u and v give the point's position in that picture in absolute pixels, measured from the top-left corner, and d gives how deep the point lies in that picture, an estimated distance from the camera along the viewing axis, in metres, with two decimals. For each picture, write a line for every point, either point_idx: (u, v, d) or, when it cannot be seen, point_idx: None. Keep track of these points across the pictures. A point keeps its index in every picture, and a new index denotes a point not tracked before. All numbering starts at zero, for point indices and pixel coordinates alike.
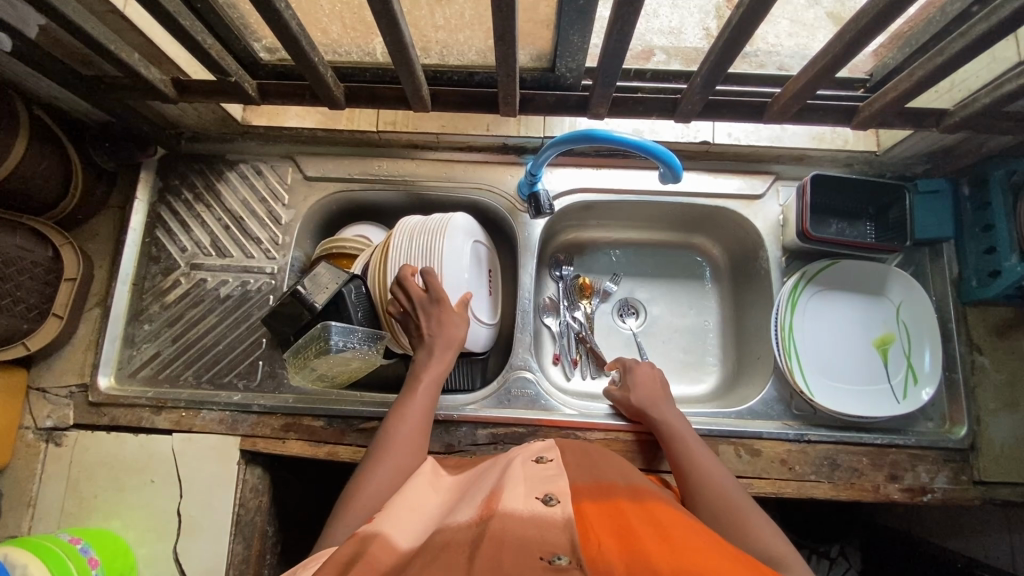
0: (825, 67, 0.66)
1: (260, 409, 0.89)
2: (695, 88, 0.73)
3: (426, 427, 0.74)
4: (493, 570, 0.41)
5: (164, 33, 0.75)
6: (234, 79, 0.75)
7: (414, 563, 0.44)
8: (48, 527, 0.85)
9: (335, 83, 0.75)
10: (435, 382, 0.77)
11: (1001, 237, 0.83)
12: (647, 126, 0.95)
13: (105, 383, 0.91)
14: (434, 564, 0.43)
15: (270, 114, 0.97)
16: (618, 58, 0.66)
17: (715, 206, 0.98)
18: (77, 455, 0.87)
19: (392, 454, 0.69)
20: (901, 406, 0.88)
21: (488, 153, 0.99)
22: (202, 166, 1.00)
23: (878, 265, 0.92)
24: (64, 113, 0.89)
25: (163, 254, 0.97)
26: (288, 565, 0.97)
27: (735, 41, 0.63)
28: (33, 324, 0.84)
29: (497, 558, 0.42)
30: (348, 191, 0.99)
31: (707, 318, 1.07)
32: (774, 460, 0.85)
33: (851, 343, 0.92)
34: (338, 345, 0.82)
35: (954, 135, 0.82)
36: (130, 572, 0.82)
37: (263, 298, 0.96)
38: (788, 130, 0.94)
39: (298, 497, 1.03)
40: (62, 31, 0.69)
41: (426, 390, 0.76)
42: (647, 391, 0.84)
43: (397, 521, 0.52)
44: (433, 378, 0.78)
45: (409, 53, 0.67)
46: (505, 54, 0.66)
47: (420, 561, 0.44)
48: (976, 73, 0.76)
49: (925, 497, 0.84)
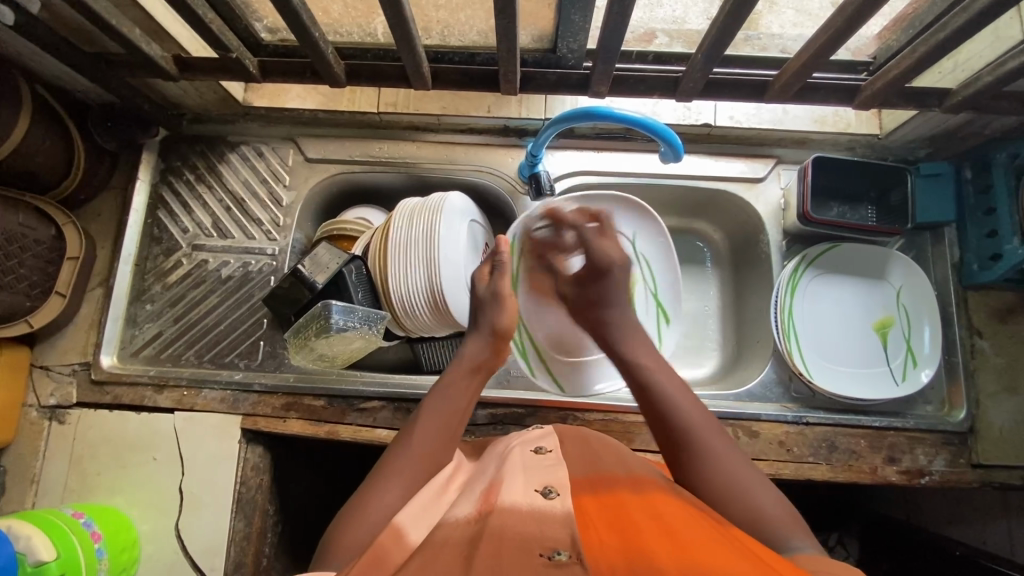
0: (826, 44, 0.65)
1: (260, 388, 0.89)
2: (696, 65, 0.72)
3: (460, 428, 0.67)
4: (492, 568, 0.41)
5: (165, 10, 0.76)
6: (235, 55, 0.75)
7: (411, 564, 0.44)
8: (51, 502, 0.86)
9: (335, 59, 0.75)
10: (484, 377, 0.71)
11: (1003, 220, 0.83)
12: (649, 108, 0.95)
13: (108, 362, 0.92)
14: (435, 564, 0.43)
15: (272, 95, 0.97)
16: (618, 34, 0.66)
17: (716, 189, 0.97)
18: (80, 433, 0.88)
19: (421, 457, 0.62)
20: (900, 388, 0.89)
21: (489, 135, 0.98)
22: (203, 148, 1.00)
23: (879, 250, 0.93)
24: (66, 92, 0.89)
25: (165, 235, 0.98)
26: (288, 544, 0.98)
27: (735, 18, 0.62)
28: (36, 302, 0.85)
29: (497, 556, 0.43)
30: (348, 173, 0.99)
31: (707, 302, 1.07)
32: (772, 442, 0.85)
33: (851, 326, 0.93)
34: (339, 324, 0.81)
35: (959, 116, 0.82)
36: (133, 546, 0.83)
37: (264, 279, 0.96)
38: (790, 113, 0.93)
39: (298, 477, 1.03)
40: (63, 6, 0.69)
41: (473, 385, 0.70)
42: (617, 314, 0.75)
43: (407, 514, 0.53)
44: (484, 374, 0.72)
45: (410, 27, 0.66)
46: (506, 30, 0.65)
47: (420, 561, 0.44)
48: (979, 52, 0.75)
49: (923, 479, 0.84)
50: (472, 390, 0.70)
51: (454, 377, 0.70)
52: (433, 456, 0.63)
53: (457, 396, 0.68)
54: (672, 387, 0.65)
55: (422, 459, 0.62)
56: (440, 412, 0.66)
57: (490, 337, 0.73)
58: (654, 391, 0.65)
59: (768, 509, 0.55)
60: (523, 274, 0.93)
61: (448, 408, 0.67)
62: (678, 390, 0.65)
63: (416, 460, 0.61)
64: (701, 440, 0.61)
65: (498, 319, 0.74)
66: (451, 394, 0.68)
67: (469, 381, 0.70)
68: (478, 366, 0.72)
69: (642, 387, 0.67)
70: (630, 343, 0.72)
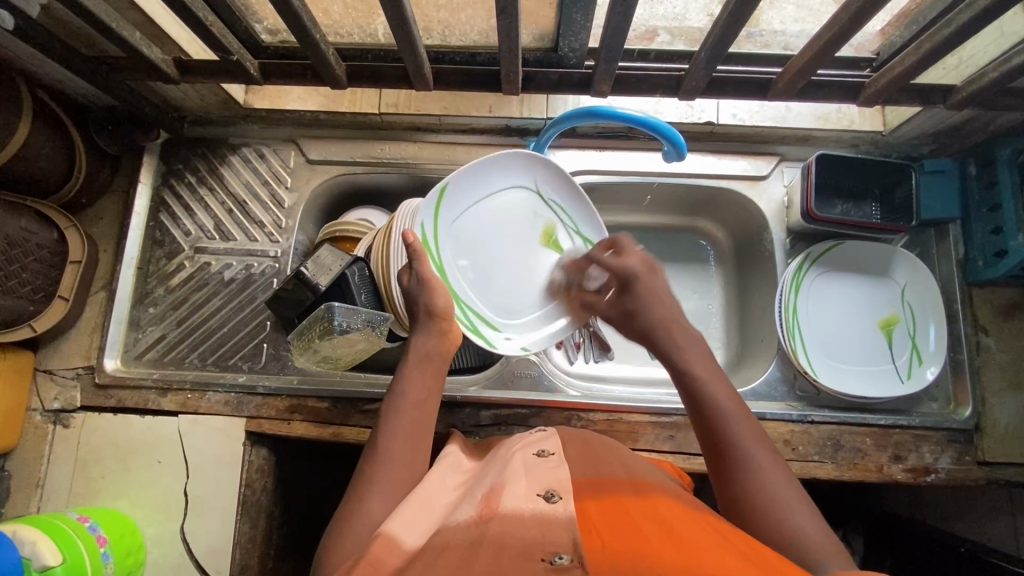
0: (830, 41, 0.65)
1: (264, 390, 0.89)
2: (699, 63, 0.72)
3: (430, 413, 0.66)
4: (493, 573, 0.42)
5: (165, 12, 0.76)
6: (236, 58, 0.75)
7: (413, 567, 0.45)
8: (56, 507, 0.86)
9: (336, 61, 0.75)
10: (440, 364, 0.70)
11: (1008, 216, 0.82)
12: (651, 106, 0.95)
13: (111, 365, 0.92)
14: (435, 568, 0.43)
15: (272, 97, 0.96)
16: (620, 33, 0.66)
17: (720, 187, 0.97)
18: (84, 437, 0.88)
19: (391, 467, 0.60)
20: (905, 385, 0.88)
21: (491, 135, 0.98)
22: (205, 151, 1.00)
23: (884, 247, 0.92)
24: (67, 96, 0.89)
25: (167, 238, 0.97)
26: (294, 545, 0.98)
27: (739, 16, 0.62)
28: (39, 306, 0.85)
29: (498, 561, 0.43)
30: (351, 174, 0.98)
31: (711, 301, 1.07)
32: (777, 441, 0.85)
33: (855, 324, 0.93)
34: (342, 326, 0.81)
35: (963, 112, 0.81)
36: (139, 550, 0.83)
37: (267, 281, 0.96)
38: (793, 110, 0.92)
39: (304, 479, 1.03)
40: (63, 10, 0.69)
41: (429, 370, 0.69)
42: (658, 315, 0.69)
43: (404, 516, 0.53)
44: (439, 359, 0.70)
45: (410, 28, 0.66)
46: (507, 30, 0.65)
47: (421, 566, 0.44)
48: (983, 48, 0.75)
49: (928, 477, 0.84)
50: (434, 376, 0.69)
51: (414, 368, 0.68)
52: (407, 454, 0.62)
53: (414, 390, 0.66)
54: (725, 400, 0.61)
55: (398, 458, 0.61)
56: (405, 406, 0.65)
57: (429, 324, 0.71)
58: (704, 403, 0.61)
59: (813, 535, 0.51)
60: (449, 249, 0.80)
61: (411, 400, 0.66)
62: (729, 401, 0.61)
63: (392, 466, 0.60)
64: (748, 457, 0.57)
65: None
66: (409, 387, 0.67)
67: (425, 369, 0.69)
68: (432, 352, 0.70)
69: (690, 397, 0.63)
70: (683, 351, 0.66)
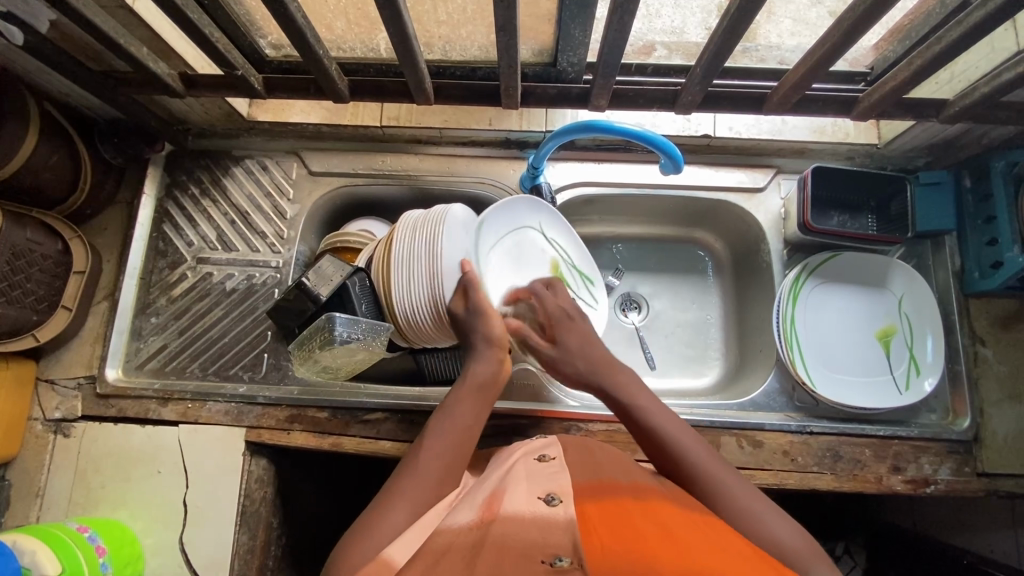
0: (824, 56, 0.66)
1: (264, 400, 0.90)
2: (694, 79, 0.73)
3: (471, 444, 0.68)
4: None
5: (171, 28, 0.77)
6: (240, 72, 0.76)
7: (415, 568, 0.45)
8: (56, 517, 0.87)
9: (338, 75, 0.76)
10: (487, 394, 0.73)
11: (1003, 228, 0.83)
12: (649, 120, 0.96)
13: (113, 375, 0.92)
14: (437, 570, 0.44)
15: (275, 110, 0.98)
16: (618, 50, 0.67)
17: (716, 199, 0.98)
18: (85, 446, 0.88)
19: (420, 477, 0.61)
20: (904, 397, 0.89)
21: (491, 147, 1.00)
22: (208, 162, 1.01)
23: (881, 259, 0.93)
24: (73, 108, 0.90)
25: (170, 248, 0.98)
26: (292, 555, 0.98)
27: (734, 31, 0.63)
28: (43, 316, 0.86)
29: (498, 564, 0.43)
30: (352, 185, 1.00)
31: (709, 312, 1.08)
32: (776, 452, 0.85)
33: (853, 336, 0.93)
34: (343, 336, 0.81)
35: (957, 126, 0.82)
36: (136, 560, 0.83)
37: (268, 291, 0.97)
38: (790, 123, 0.94)
39: (302, 489, 1.03)
40: (71, 25, 0.70)
41: (472, 403, 0.71)
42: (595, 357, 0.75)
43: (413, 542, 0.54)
44: (486, 387, 0.74)
45: (412, 45, 0.67)
46: (507, 46, 0.66)
47: (423, 567, 0.45)
48: (976, 63, 0.77)
49: (928, 488, 0.84)
50: (482, 408, 0.71)
51: (466, 396, 0.71)
52: (441, 473, 0.63)
53: (463, 417, 0.69)
54: (671, 428, 0.66)
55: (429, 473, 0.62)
56: (450, 428, 0.67)
57: (488, 352, 0.76)
58: (653, 433, 0.66)
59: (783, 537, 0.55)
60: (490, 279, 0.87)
61: (456, 425, 0.68)
62: (674, 427, 0.66)
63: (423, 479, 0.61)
64: (699, 474, 0.61)
65: (489, 330, 0.77)
66: (458, 411, 0.69)
67: (477, 399, 0.71)
68: (487, 382, 0.74)
69: (640, 428, 0.67)
70: (623, 383, 0.72)
